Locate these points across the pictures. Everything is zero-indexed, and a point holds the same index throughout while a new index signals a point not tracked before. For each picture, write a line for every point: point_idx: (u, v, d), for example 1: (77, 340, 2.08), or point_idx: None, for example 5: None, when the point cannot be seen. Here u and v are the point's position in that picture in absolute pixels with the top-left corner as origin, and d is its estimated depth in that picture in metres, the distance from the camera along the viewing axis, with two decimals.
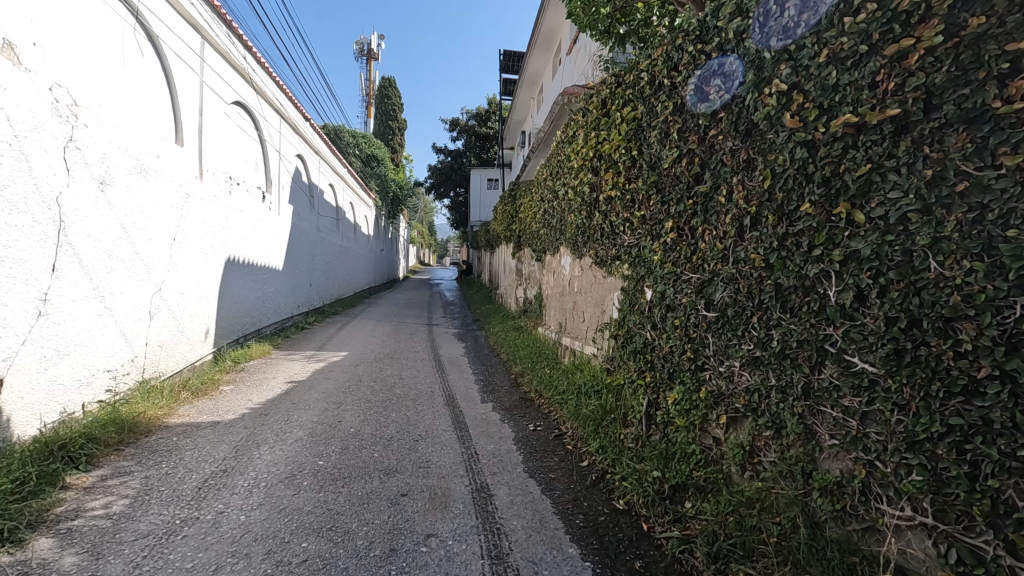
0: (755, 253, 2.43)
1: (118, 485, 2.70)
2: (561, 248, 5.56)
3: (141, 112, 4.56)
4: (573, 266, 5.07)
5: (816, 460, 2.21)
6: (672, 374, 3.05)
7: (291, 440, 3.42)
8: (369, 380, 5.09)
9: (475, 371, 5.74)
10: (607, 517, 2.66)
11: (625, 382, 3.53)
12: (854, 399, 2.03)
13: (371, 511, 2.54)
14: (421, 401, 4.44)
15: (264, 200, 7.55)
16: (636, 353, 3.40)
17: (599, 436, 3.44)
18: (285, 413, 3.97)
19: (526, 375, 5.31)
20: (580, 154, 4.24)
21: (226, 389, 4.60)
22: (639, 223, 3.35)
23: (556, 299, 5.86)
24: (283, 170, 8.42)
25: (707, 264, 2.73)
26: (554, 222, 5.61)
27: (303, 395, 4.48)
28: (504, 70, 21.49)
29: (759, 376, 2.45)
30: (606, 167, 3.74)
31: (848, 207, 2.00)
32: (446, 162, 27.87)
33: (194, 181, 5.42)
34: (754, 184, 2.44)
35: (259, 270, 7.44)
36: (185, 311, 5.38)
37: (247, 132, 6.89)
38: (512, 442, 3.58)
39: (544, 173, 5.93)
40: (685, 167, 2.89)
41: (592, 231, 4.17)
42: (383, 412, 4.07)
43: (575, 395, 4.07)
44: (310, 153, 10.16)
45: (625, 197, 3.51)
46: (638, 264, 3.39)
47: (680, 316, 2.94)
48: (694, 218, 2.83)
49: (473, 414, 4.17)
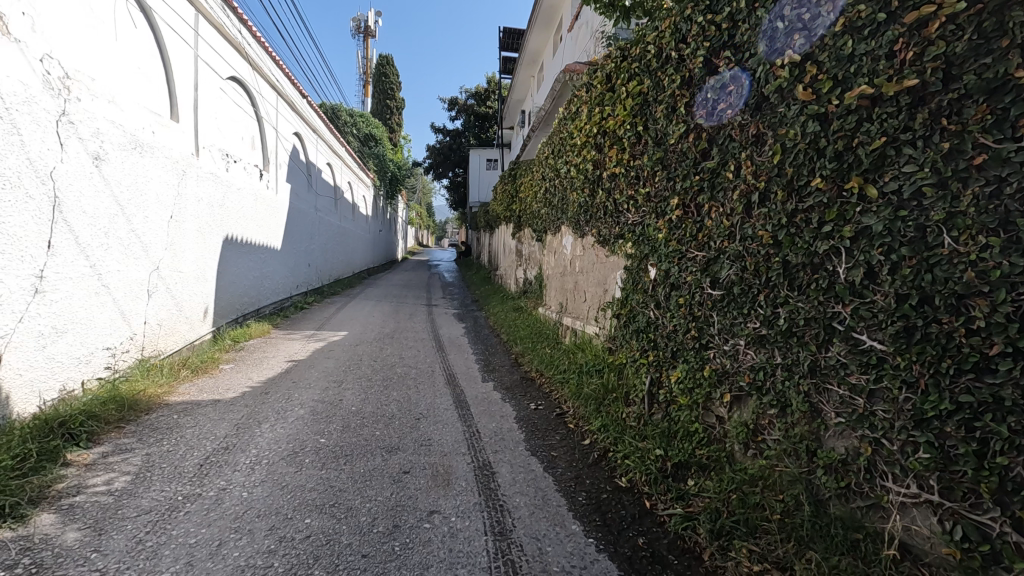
0: (763, 230, 2.39)
1: (119, 462, 2.69)
2: (563, 228, 5.51)
3: (135, 85, 4.46)
4: (575, 246, 5.03)
5: (821, 439, 2.20)
6: (675, 352, 3.03)
7: (292, 418, 3.41)
8: (369, 359, 5.08)
9: (475, 351, 5.74)
10: (609, 495, 2.66)
11: (627, 362, 3.52)
12: (862, 377, 2.01)
13: (373, 488, 2.54)
14: (422, 381, 4.43)
15: (262, 178, 7.46)
16: (639, 332, 3.38)
17: (600, 415, 3.44)
18: (285, 391, 3.96)
19: (526, 355, 5.30)
20: (583, 131, 4.17)
21: (226, 368, 4.58)
22: (644, 200, 3.30)
23: (557, 280, 5.83)
24: (280, 148, 8.30)
25: (713, 242, 2.69)
26: (556, 201, 5.55)
27: (304, 373, 4.46)
28: (503, 48, 21.15)
29: (765, 355, 2.43)
30: (610, 144, 3.68)
31: (861, 181, 1.96)
32: (444, 142, 27.57)
33: (190, 157, 5.34)
34: (763, 159, 2.39)
35: (258, 249, 7.38)
36: (183, 289, 5.34)
37: (243, 108, 6.77)
38: (514, 421, 3.57)
39: (546, 151, 5.85)
40: (692, 142, 2.84)
41: (594, 209, 4.12)
42: (384, 391, 4.06)
43: (576, 374, 4.06)
44: (308, 131, 10.02)
45: (629, 175, 3.46)
46: (641, 242, 3.35)
47: (684, 295, 2.91)
48: (701, 195, 2.78)
49: (474, 393, 4.16)
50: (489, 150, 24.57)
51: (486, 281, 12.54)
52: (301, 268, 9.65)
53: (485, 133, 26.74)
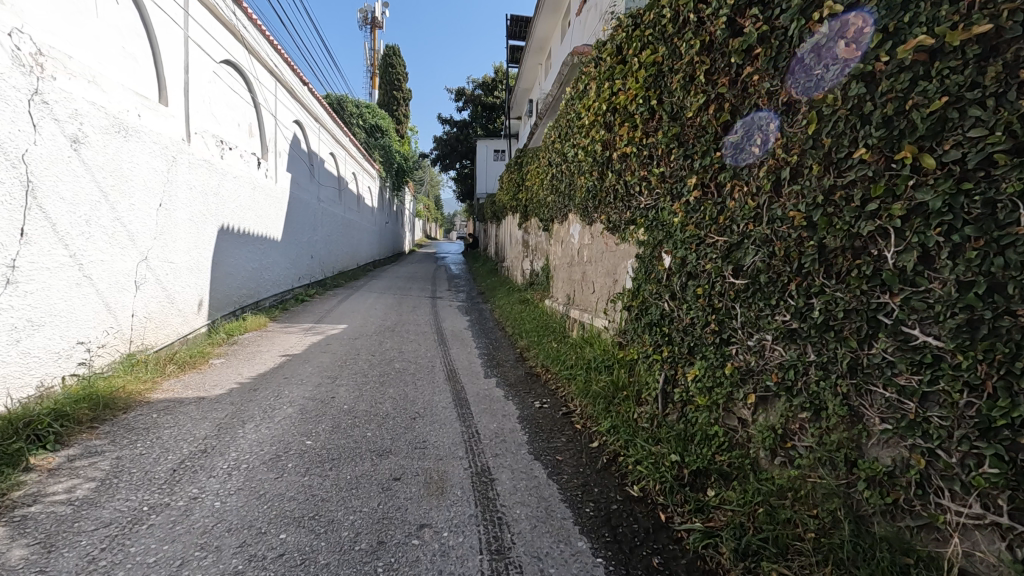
0: (794, 210, 2.11)
1: (85, 467, 2.48)
2: (571, 215, 5.24)
3: (118, 65, 4.23)
4: (582, 234, 4.76)
5: (862, 447, 1.94)
6: (692, 348, 2.76)
7: (279, 417, 3.18)
8: (367, 354, 4.85)
9: (478, 344, 5.50)
10: (620, 506, 2.40)
11: (639, 358, 3.25)
12: (913, 377, 1.74)
13: (359, 498, 2.30)
14: (421, 376, 4.19)
15: (260, 166, 7.23)
16: (652, 325, 3.12)
17: (610, 415, 3.18)
18: (275, 388, 3.74)
19: (531, 349, 5.05)
20: (591, 110, 3.88)
21: (217, 363, 4.37)
22: (657, 181, 3.02)
23: (564, 270, 5.56)
24: (280, 136, 8.08)
25: (736, 225, 2.41)
26: (563, 188, 5.26)
27: (297, 369, 4.24)
28: (511, 36, 20.79)
29: (796, 351, 2.16)
30: (620, 122, 3.40)
31: (914, 150, 1.68)
32: (451, 133, 27.27)
33: (181, 143, 5.11)
34: (795, 129, 2.11)
35: (256, 240, 7.16)
36: (175, 281, 5.13)
37: (238, 93, 6.53)
38: (516, 421, 3.33)
39: (553, 135, 5.56)
40: (713, 114, 2.55)
41: (603, 194, 3.84)
42: (379, 388, 3.82)
43: (584, 370, 3.81)
44: (309, 119, 9.78)
45: (642, 154, 3.17)
46: (655, 227, 3.08)
47: (703, 285, 2.64)
48: (722, 173, 2.50)
49: (475, 390, 3.92)
50: (496, 140, 24.24)
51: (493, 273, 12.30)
52: (303, 259, 9.45)
53: (493, 124, 26.37)
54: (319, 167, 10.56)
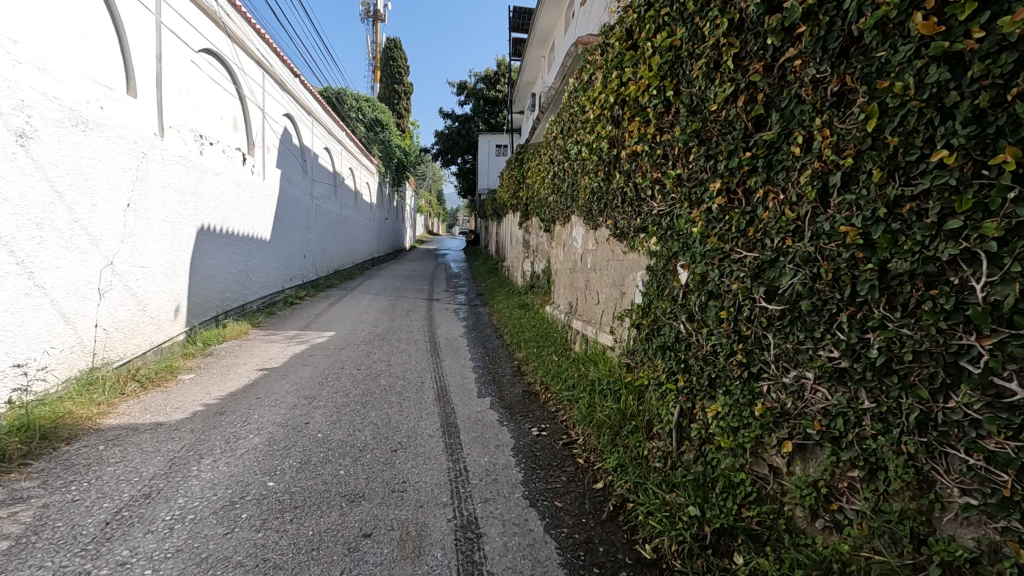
0: (847, 225, 1.72)
1: (2, 520, 2.11)
2: (573, 217, 4.84)
3: (75, 52, 3.84)
4: (586, 238, 4.37)
5: (934, 522, 1.56)
6: (712, 381, 2.37)
7: (242, 451, 2.81)
8: (352, 367, 4.47)
9: (474, 355, 5.12)
10: (630, 572, 2.03)
11: (650, 384, 2.87)
12: (1007, 444, 1.37)
13: (320, 563, 1.94)
14: (408, 396, 3.82)
15: (245, 163, 6.84)
16: (665, 349, 2.73)
17: (616, 449, 2.81)
18: (244, 411, 3.37)
19: (530, 362, 4.68)
20: (597, 102, 3.48)
21: (186, 379, 4.01)
22: (672, 184, 2.62)
23: (566, 276, 5.18)
24: (268, 130, 7.69)
25: (771, 240, 2.02)
26: (565, 188, 4.86)
27: (272, 386, 3.87)
28: (513, 28, 20.32)
29: (846, 396, 1.78)
30: (629, 116, 2.99)
31: (1019, 153, 1.29)
32: (452, 127, 26.80)
33: (153, 137, 4.73)
34: (849, 125, 1.71)
35: (240, 240, 6.79)
36: (148, 286, 4.77)
37: (220, 84, 6.14)
38: (511, 453, 2.96)
39: (555, 130, 5.16)
40: (743, 107, 2.12)
41: (609, 196, 3.45)
42: (360, 411, 3.45)
43: (587, 392, 3.43)
44: (301, 113, 9.37)
45: (654, 153, 2.77)
46: (670, 237, 2.69)
47: (727, 308, 2.25)
48: (753, 177, 2.11)
49: (466, 413, 3.55)
50: (498, 135, 23.77)
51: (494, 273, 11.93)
52: (295, 259, 9.08)
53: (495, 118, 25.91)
54: (312, 163, 10.16)
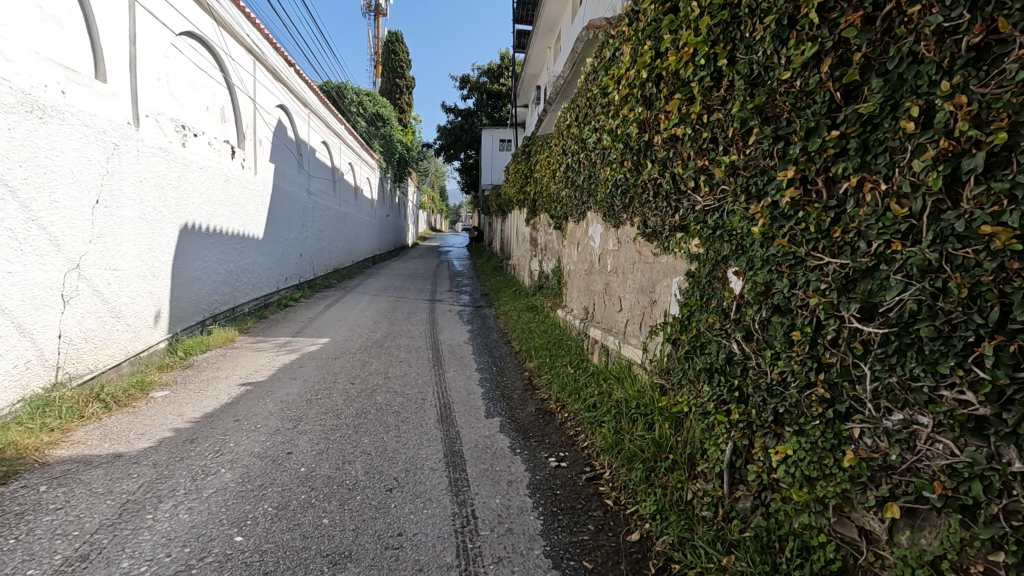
0: (996, 225, 1.26)
1: None
2: (590, 213, 4.38)
3: (30, 28, 3.40)
4: (606, 237, 3.92)
5: None
6: (779, 416, 1.92)
7: (209, 492, 2.38)
8: (346, 381, 4.04)
9: (480, 365, 4.68)
10: None
11: (692, 412, 2.42)
12: None
13: None
14: (407, 416, 3.39)
15: (234, 156, 6.39)
16: (713, 372, 2.28)
17: (652, 490, 2.36)
18: (219, 439, 2.93)
19: (542, 374, 4.24)
20: (623, 81, 3.00)
21: (159, 396, 3.57)
22: (724, 174, 2.15)
23: (580, 278, 4.73)
24: (260, 122, 7.23)
25: (869, 244, 1.57)
26: (580, 181, 4.39)
27: (255, 406, 3.44)
28: (517, 20, 19.83)
29: (987, 455, 1.33)
30: (665, 94, 2.52)
31: None
32: (455, 122, 26.28)
33: (126, 127, 4.29)
34: (999, 89, 1.26)
35: (229, 239, 6.35)
36: (122, 291, 4.35)
37: (205, 71, 5.69)
38: (526, 491, 2.53)
39: (568, 118, 4.70)
40: (829, 72, 1.65)
41: (637, 189, 3.00)
42: (352, 437, 3.01)
43: (612, 415, 2.99)
44: (296, 105, 8.91)
45: (699, 136, 2.30)
46: (719, 238, 2.24)
47: (802, 329, 1.80)
48: (841, 162, 1.65)
49: (473, 437, 3.12)
50: (501, 129, 23.25)
51: (499, 272, 11.50)
52: (290, 258, 8.65)
53: (499, 112, 25.42)
54: (309, 157, 9.70)
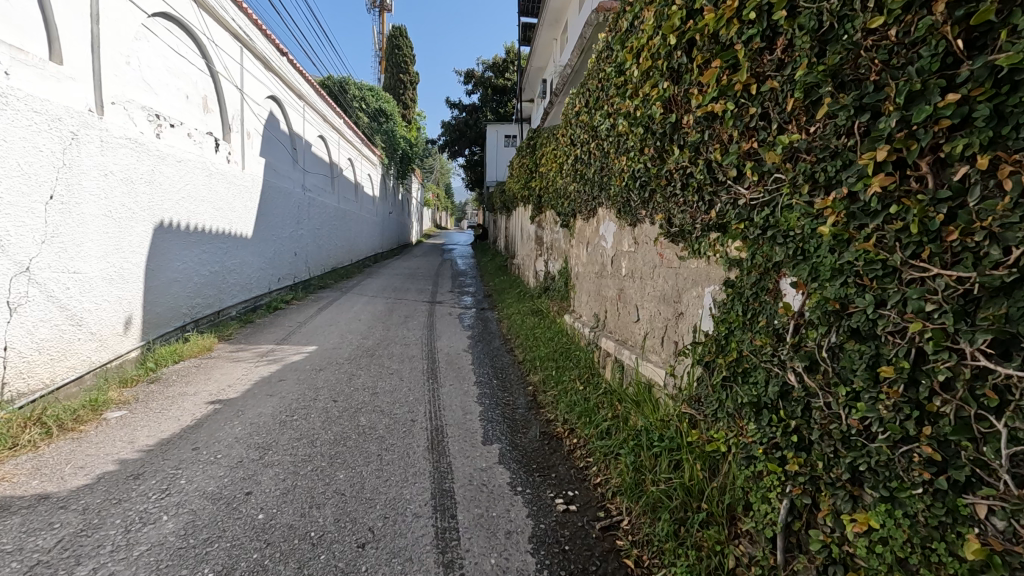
0: None
1: None
2: (601, 210, 3.94)
3: None
4: (620, 237, 3.47)
5: None
6: (857, 474, 1.47)
7: (141, 551, 1.94)
8: (328, 397, 3.62)
9: (480, 377, 4.25)
10: None
11: (731, 453, 1.97)
12: None
13: None
14: (393, 442, 2.96)
15: (218, 149, 5.97)
16: (762, 408, 1.83)
17: (684, 551, 1.92)
18: (169, 475, 2.50)
19: (548, 389, 3.81)
20: (645, 52, 2.54)
21: (114, 418, 3.14)
22: (779, 160, 1.69)
23: (590, 281, 4.29)
24: (248, 113, 6.80)
25: (1008, 253, 1.12)
26: (591, 174, 3.93)
27: (220, 430, 3.00)
28: (524, 12, 19.36)
29: None
30: (700, 63, 2.05)
31: None
32: (460, 118, 25.81)
33: (87, 114, 3.87)
34: None
35: (213, 238, 5.93)
36: (84, 296, 3.93)
37: (183, 57, 5.26)
38: (529, 546, 2.08)
39: (578, 103, 4.24)
40: (947, 13, 1.18)
41: (659, 181, 2.54)
42: (326, 471, 2.58)
43: (630, 446, 2.55)
44: (290, 96, 8.47)
45: (744, 113, 1.84)
46: (771, 241, 1.78)
47: (897, 363, 1.34)
48: (963, 138, 1.19)
49: (468, 470, 2.68)
50: (507, 125, 22.75)
51: (503, 271, 11.08)
52: (283, 258, 8.23)
53: (504, 108, 24.96)
54: (305, 151, 9.28)
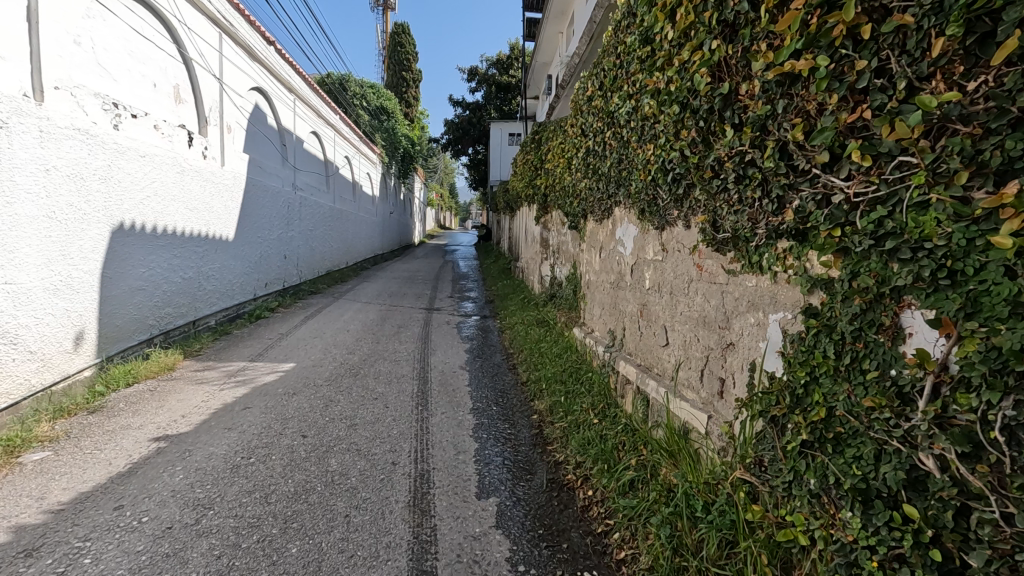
0: None
1: None
2: (618, 210, 3.38)
3: None
4: (642, 242, 2.91)
5: None
6: None
7: None
8: (297, 431, 3.07)
9: (477, 402, 3.70)
10: None
11: (818, 552, 1.41)
12: None
13: None
14: (367, 495, 2.40)
15: (192, 144, 5.43)
16: (872, 497, 1.26)
17: None
18: (73, 550, 1.95)
19: (555, 419, 3.26)
20: (682, 7, 1.97)
21: (31, 462, 2.59)
22: (909, 135, 1.13)
23: (603, 292, 3.74)
24: (228, 105, 6.26)
25: None
26: (606, 169, 3.38)
27: (155, 481, 2.45)
28: (528, 7, 18.83)
29: None
30: (769, 6, 1.48)
31: None
32: (462, 116, 25.25)
33: (21, 98, 3.33)
34: None
35: (186, 241, 5.39)
36: (22, 310, 3.38)
37: (147, 41, 4.73)
38: None
39: (590, 87, 3.68)
40: None
41: (701, 172, 1.98)
42: (276, 542, 2.03)
43: (662, 513, 1.98)
44: (278, 89, 7.94)
45: (845, 70, 1.27)
46: (888, 255, 1.22)
47: None
48: None
49: (457, 538, 2.12)
50: (511, 123, 22.18)
51: (506, 274, 10.54)
52: (271, 262, 7.70)
53: (508, 106, 24.43)
54: (296, 148, 8.75)
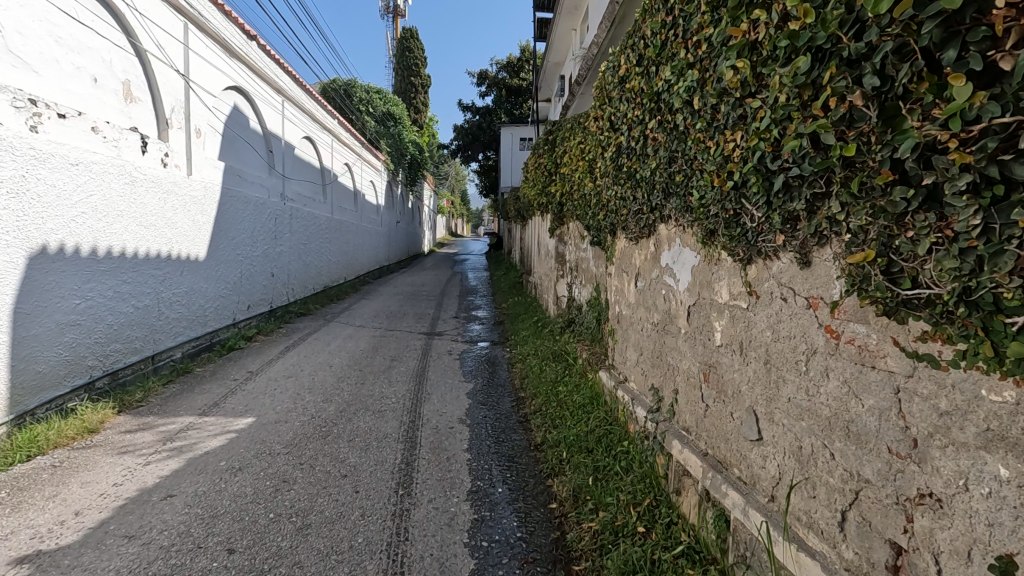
0: None
1: None
2: (665, 228, 2.50)
3: None
4: (708, 278, 2.01)
5: None
6: None
7: None
8: (224, 542, 2.20)
9: (478, 479, 2.81)
10: None
11: None
12: None
13: None
14: None
15: (149, 149, 4.64)
16: None
17: None
18: None
19: (582, 517, 2.36)
20: None
21: None
22: None
23: (642, 334, 2.85)
24: (198, 105, 5.49)
25: None
26: (647, 171, 2.49)
27: None
28: (540, 7, 18.06)
29: None
30: None
31: None
32: (472, 121, 24.46)
33: None
34: None
35: (140, 264, 4.58)
36: None
37: (82, 26, 3.95)
38: None
39: (623, 65, 2.81)
40: None
41: (862, 170, 1.08)
42: None
43: None
44: (263, 89, 7.17)
45: None
46: None
47: None
48: None
49: None
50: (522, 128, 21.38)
51: (518, 289, 9.69)
52: (254, 282, 6.89)
53: (519, 110, 23.66)
54: (285, 154, 7.97)
